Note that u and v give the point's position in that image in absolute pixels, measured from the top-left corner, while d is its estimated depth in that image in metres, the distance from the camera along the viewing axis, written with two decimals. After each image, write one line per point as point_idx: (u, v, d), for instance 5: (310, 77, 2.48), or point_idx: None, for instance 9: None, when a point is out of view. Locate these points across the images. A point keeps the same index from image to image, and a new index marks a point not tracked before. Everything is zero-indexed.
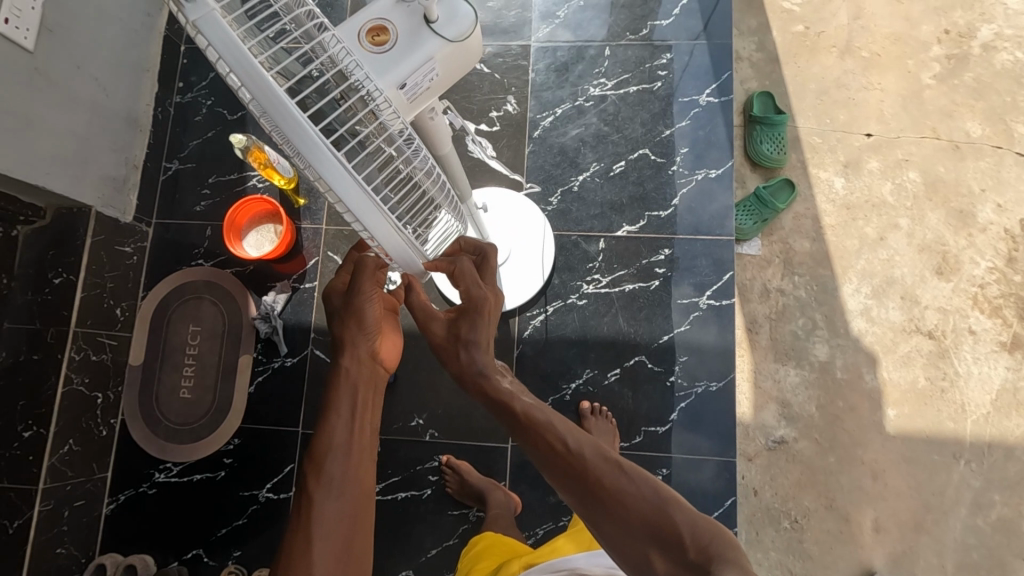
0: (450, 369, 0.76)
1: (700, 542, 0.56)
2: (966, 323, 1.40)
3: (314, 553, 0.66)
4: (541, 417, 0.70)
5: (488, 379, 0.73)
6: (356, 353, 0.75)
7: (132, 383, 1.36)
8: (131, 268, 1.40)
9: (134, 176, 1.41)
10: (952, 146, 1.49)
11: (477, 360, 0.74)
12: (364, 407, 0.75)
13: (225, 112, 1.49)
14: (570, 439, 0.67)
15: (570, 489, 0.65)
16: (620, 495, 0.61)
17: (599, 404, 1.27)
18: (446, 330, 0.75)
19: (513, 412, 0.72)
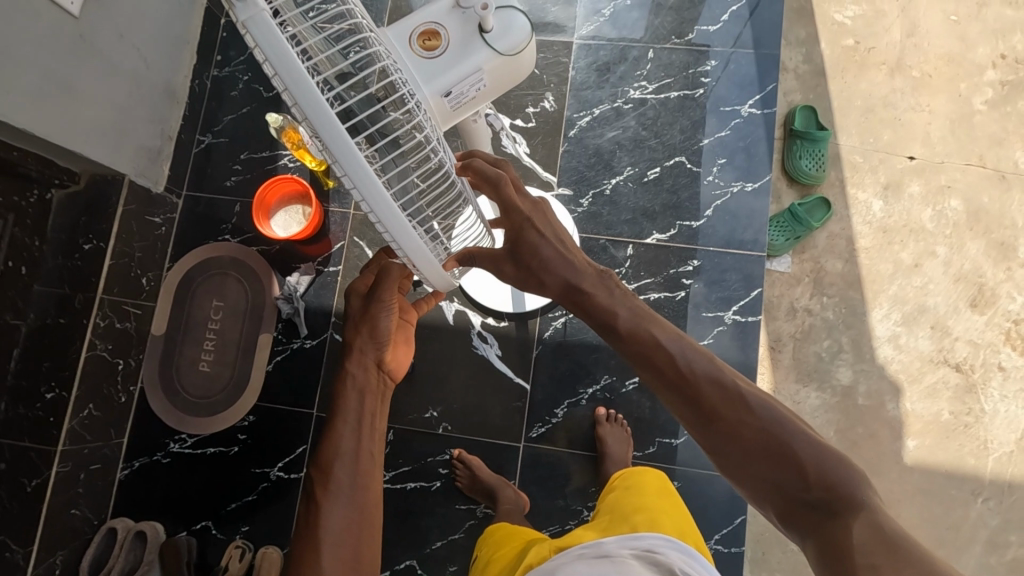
0: (541, 290, 0.77)
1: (823, 472, 0.58)
2: (997, 358, 1.36)
3: (322, 558, 0.67)
4: (646, 334, 0.71)
5: (585, 294, 0.74)
6: (364, 361, 0.76)
7: (153, 352, 1.38)
8: (159, 239, 1.41)
9: (168, 148, 1.41)
10: (999, 176, 1.44)
11: (556, 273, 0.74)
12: (373, 416, 0.76)
13: (261, 90, 1.49)
14: (681, 360, 0.67)
15: (679, 408, 0.68)
16: (736, 420, 0.63)
17: (614, 411, 1.26)
18: (518, 270, 0.75)
19: (615, 330, 0.72)
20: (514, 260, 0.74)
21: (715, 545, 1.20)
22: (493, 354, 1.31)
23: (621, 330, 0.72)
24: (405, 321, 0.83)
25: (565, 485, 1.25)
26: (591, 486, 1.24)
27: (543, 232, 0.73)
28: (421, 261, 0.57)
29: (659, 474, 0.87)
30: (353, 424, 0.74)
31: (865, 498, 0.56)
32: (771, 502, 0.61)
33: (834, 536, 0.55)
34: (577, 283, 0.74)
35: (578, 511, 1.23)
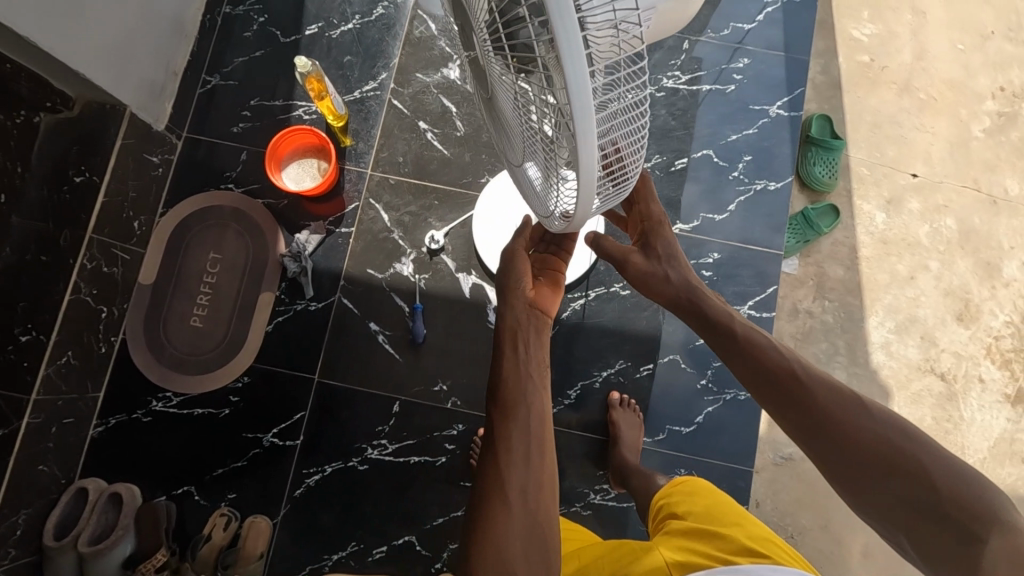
0: (654, 293, 0.85)
1: (954, 483, 0.59)
2: (977, 370, 1.45)
3: (505, 490, 0.69)
4: (759, 338, 0.77)
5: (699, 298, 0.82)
6: (517, 301, 0.82)
7: (139, 302, 1.28)
8: (155, 181, 1.30)
9: (172, 85, 1.31)
10: (989, 200, 1.53)
11: (680, 274, 0.83)
12: (533, 346, 0.79)
13: (277, 34, 1.40)
14: (798, 368, 0.72)
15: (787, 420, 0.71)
16: (857, 429, 0.66)
17: (628, 396, 1.26)
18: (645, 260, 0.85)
19: (729, 332, 0.79)
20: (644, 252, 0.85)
21: None
22: None
23: (731, 333, 0.78)
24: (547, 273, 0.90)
25: (573, 467, 1.24)
26: (598, 470, 1.24)
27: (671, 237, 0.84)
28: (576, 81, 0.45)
29: (687, 480, 0.93)
30: (511, 355, 0.78)
31: (1004, 519, 0.57)
32: (894, 514, 0.62)
33: (970, 558, 0.56)
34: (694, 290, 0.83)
35: (584, 493, 1.23)
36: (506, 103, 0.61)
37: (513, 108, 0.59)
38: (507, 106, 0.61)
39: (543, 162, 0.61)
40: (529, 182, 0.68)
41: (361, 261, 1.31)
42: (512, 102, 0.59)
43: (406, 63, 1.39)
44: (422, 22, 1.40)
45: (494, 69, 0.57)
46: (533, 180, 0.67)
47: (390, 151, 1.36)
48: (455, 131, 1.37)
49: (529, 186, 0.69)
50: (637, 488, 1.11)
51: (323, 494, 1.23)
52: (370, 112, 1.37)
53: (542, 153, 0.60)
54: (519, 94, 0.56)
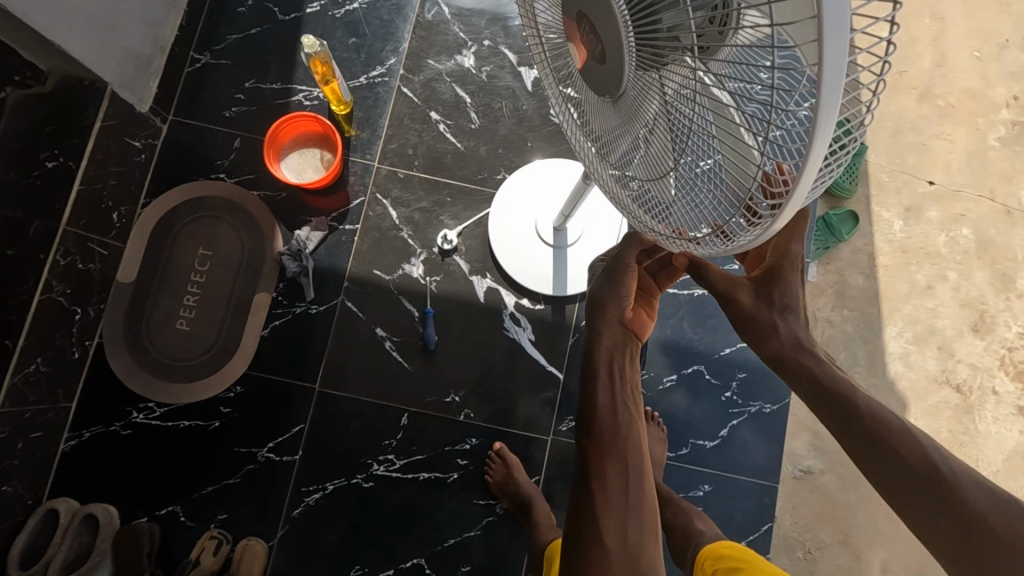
0: (758, 345, 0.72)
1: None
2: (992, 382, 1.43)
3: (603, 529, 0.73)
4: (887, 418, 0.65)
5: (806, 355, 0.70)
6: (608, 318, 0.78)
7: (118, 303, 1.16)
8: (137, 167, 1.18)
9: (158, 60, 1.19)
10: (1005, 210, 1.52)
11: (791, 328, 0.70)
12: (624, 373, 0.79)
13: (276, 10, 1.28)
14: (938, 457, 0.62)
15: (903, 505, 0.62)
16: (1016, 541, 0.56)
17: (650, 409, 1.20)
18: (757, 300, 0.71)
19: (850, 404, 0.67)
20: (759, 291, 0.71)
21: None
22: (526, 339, 1.20)
23: (841, 399, 0.67)
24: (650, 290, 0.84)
25: None
26: None
27: (801, 285, 0.69)
28: (831, 32, 0.35)
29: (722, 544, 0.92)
30: (607, 382, 0.78)
31: None
32: None
33: None
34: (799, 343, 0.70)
35: None
36: (647, 110, 0.51)
37: (662, 110, 0.49)
38: (648, 111, 0.51)
39: (707, 171, 0.50)
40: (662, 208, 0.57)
41: (367, 260, 1.21)
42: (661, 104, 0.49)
43: (417, 48, 1.29)
44: (434, 4, 1.30)
45: (640, 64, 0.47)
46: (667, 203, 0.55)
47: (400, 142, 1.26)
48: (469, 123, 1.27)
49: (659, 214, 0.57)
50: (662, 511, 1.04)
51: (324, 514, 1.13)
52: (377, 100, 1.27)
53: (707, 160, 0.49)
54: (682, 87, 0.46)
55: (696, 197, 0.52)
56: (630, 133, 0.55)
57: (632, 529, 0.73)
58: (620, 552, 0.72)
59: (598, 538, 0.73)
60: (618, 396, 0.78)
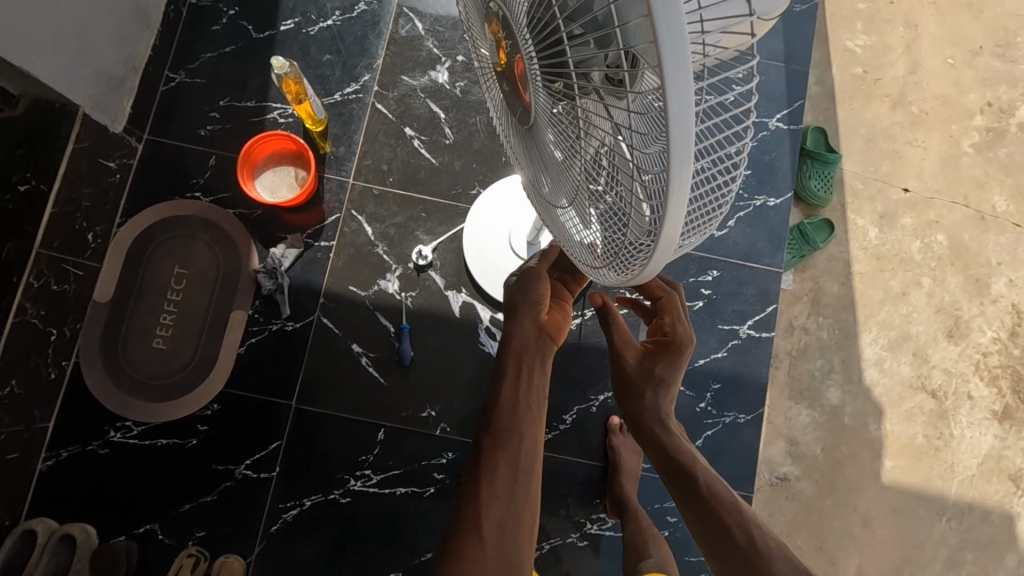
0: (629, 405, 0.88)
1: None
2: (966, 387, 1.45)
3: (484, 518, 0.77)
4: (723, 496, 0.82)
5: (664, 424, 0.87)
6: (521, 320, 0.86)
7: (94, 322, 1.16)
8: (112, 187, 1.18)
9: (131, 80, 1.19)
10: (978, 216, 1.53)
11: (659, 403, 0.86)
12: (531, 374, 0.85)
13: (250, 28, 1.29)
14: (746, 524, 0.79)
15: (711, 555, 0.79)
16: None
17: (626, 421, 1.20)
18: (637, 367, 0.87)
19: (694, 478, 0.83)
20: (642, 363, 0.86)
21: None
22: None
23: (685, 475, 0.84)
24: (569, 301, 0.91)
25: (570, 497, 1.19)
26: (596, 498, 1.19)
27: (675, 370, 0.85)
28: (675, 71, 0.36)
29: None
30: (512, 380, 0.84)
31: None
32: None
33: None
34: (662, 416, 0.87)
35: (581, 523, 1.18)
36: (561, 140, 0.53)
37: (572, 140, 0.51)
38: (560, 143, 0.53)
39: (610, 203, 0.51)
40: (581, 235, 0.58)
41: (343, 277, 1.22)
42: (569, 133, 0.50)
43: (391, 64, 1.30)
44: (408, 20, 1.31)
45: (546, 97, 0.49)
46: (584, 230, 0.57)
47: (375, 158, 1.27)
48: (444, 138, 1.28)
49: (580, 241, 0.58)
50: (633, 530, 1.09)
51: (302, 530, 1.14)
52: (352, 117, 1.28)
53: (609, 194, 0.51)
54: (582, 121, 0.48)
55: (606, 225, 0.53)
56: (551, 162, 0.57)
57: (511, 525, 0.77)
58: (493, 544, 0.76)
59: (476, 526, 0.76)
60: (520, 404, 0.84)
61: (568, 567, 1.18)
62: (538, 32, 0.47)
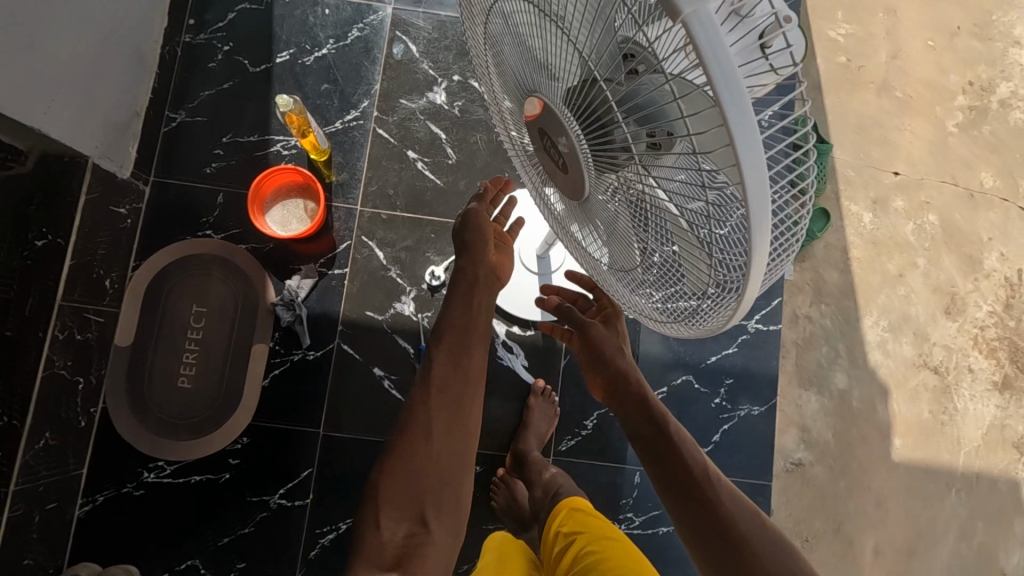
0: (585, 342, 0.89)
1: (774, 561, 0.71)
2: (967, 362, 1.50)
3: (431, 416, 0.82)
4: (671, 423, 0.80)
5: (620, 358, 0.87)
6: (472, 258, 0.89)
7: (118, 366, 1.18)
8: (124, 233, 1.20)
9: (135, 125, 1.21)
10: (968, 194, 1.58)
11: (615, 342, 0.89)
12: (480, 298, 0.89)
13: (246, 63, 1.30)
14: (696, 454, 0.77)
15: (664, 484, 0.76)
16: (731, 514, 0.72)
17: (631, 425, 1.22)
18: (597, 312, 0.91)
19: (648, 407, 0.82)
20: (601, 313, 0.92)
21: None
22: (520, 365, 1.25)
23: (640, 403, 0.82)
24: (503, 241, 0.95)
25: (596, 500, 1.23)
26: (622, 499, 1.23)
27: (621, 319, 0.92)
28: (748, 151, 0.37)
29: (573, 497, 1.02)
30: (459, 301, 0.88)
31: None
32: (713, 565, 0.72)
33: None
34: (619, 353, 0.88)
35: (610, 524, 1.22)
36: (612, 209, 0.54)
37: (624, 210, 0.52)
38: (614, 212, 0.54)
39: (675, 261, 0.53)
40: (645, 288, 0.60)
41: (359, 303, 1.25)
42: (622, 205, 0.52)
43: (388, 88, 1.31)
44: (401, 43, 1.33)
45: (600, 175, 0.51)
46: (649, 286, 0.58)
47: (380, 184, 1.29)
48: (446, 158, 1.30)
49: (644, 295, 0.60)
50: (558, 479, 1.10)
51: (341, 553, 1.17)
52: (354, 143, 1.29)
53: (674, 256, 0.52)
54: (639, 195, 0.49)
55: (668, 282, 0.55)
56: (602, 227, 0.59)
57: (455, 424, 0.82)
58: (440, 442, 0.81)
59: (425, 428, 0.81)
60: (466, 314, 0.88)
61: None
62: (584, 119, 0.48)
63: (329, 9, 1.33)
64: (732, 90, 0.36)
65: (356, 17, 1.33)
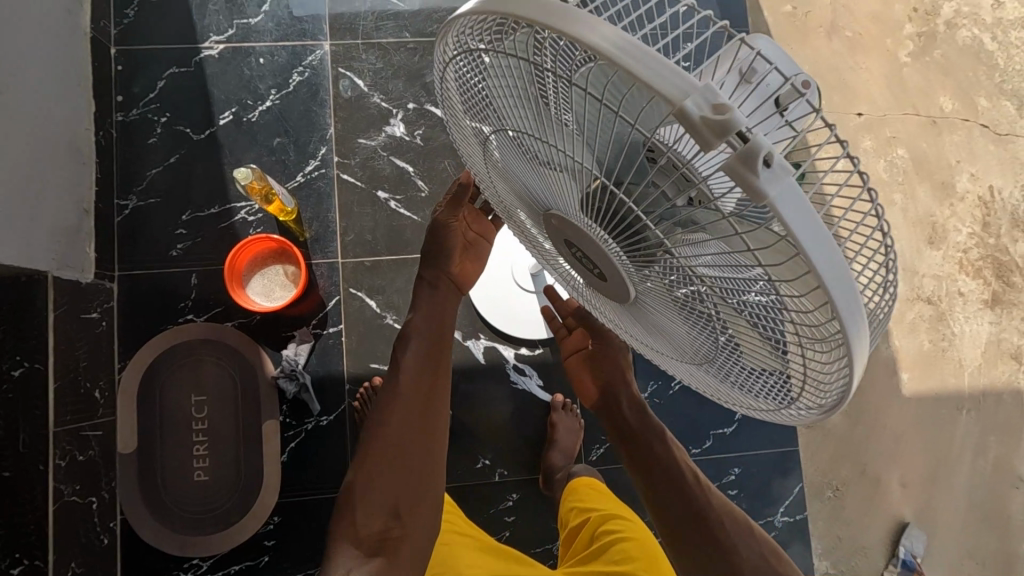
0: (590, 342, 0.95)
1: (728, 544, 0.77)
2: (956, 286, 1.54)
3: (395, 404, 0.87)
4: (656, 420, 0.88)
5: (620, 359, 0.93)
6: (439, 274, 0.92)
7: (127, 474, 1.14)
8: (101, 337, 1.14)
9: (87, 223, 1.14)
10: (930, 122, 1.59)
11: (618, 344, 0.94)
12: (439, 305, 0.93)
13: (188, 132, 1.22)
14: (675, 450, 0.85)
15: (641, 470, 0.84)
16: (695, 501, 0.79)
17: None
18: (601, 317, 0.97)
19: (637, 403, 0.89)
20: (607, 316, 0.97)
21: (782, 518, 1.26)
22: (535, 385, 1.24)
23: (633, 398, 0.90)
24: (476, 238, 0.94)
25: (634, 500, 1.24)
26: None
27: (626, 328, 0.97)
28: (820, 254, 0.36)
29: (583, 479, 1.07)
30: (424, 300, 0.92)
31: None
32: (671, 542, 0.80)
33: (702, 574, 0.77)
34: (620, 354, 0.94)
35: None
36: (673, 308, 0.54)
37: (685, 309, 0.52)
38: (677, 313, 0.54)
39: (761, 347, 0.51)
40: (731, 371, 0.58)
41: (362, 357, 1.21)
42: (679, 303, 0.51)
43: (343, 130, 1.25)
44: (347, 79, 1.26)
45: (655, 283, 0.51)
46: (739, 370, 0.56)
47: (357, 231, 1.24)
48: (418, 191, 1.26)
49: (731, 378, 0.58)
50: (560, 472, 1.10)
51: None
52: (320, 195, 1.24)
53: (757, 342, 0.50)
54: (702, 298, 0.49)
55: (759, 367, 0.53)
56: (664, 321, 0.58)
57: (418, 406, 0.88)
58: (408, 432, 0.85)
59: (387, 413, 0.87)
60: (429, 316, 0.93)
61: None
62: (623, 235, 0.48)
63: (263, 57, 1.25)
64: (794, 204, 0.35)
65: (293, 60, 1.26)
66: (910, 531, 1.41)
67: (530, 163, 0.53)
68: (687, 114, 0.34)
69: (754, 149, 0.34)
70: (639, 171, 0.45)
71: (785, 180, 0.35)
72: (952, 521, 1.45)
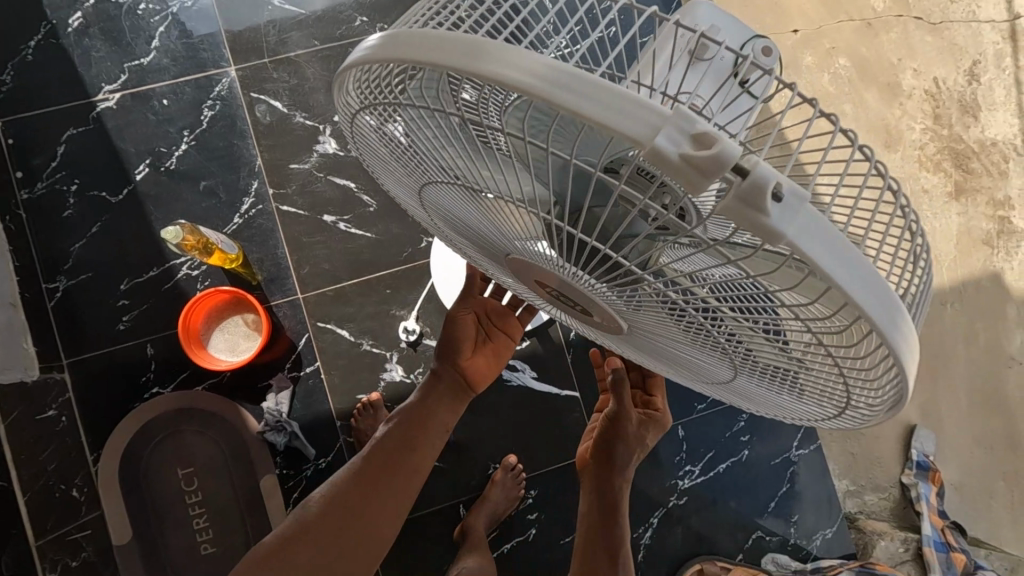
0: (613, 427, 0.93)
1: None
2: (919, 185, 1.54)
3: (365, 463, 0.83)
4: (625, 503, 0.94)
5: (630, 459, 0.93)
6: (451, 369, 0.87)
7: (131, 566, 1.07)
8: (66, 433, 1.06)
9: (18, 318, 1.05)
10: (866, 25, 1.56)
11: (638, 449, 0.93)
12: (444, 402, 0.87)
13: (104, 196, 1.13)
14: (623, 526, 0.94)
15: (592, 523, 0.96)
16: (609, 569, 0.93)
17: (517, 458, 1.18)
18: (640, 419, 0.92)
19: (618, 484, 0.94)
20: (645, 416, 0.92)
21: (797, 452, 1.26)
22: (530, 378, 1.20)
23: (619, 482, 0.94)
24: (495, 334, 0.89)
25: (653, 468, 1.23)
26: (676, 456, 1.23)
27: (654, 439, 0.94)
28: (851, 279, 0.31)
29: None
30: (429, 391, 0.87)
31: None
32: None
33: None
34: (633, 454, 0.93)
35: (675, 484, 1.23)
36: (676, 332, 0.48)
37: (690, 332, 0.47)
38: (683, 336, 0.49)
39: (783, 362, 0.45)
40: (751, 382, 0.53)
41: (347, 391, 1.16)
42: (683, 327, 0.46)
43: (272, 159, 1.16)
44: (263, 104, 1.17)
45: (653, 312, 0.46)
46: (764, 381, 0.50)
47: (311, 261, 1.16)
48: (366, 207, 1.18)
49: (754, 389, 0.54)
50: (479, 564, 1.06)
51: None
52: (263, 232, 1.16)
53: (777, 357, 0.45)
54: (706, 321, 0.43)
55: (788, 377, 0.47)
56: (671, 343, 0.53)
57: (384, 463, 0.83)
58: (362, 486, 0.82)
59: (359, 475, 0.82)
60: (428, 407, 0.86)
61: (683, 526, 1.23)
62: (606, 270, 0.43)
63: (166, 98, 1.15)
64: (804, 228, 0.30)
65: (200, 95, 1.16)
66: (919, 433, 1.44)
67: (480, 208, 0.47)
68: (660, 150, 0.29)
69: (750, 173, 0.29)
70: (599, 190, 0.41)
71: (793, 201, 0.30)
72: (957, 413, 1.47)
